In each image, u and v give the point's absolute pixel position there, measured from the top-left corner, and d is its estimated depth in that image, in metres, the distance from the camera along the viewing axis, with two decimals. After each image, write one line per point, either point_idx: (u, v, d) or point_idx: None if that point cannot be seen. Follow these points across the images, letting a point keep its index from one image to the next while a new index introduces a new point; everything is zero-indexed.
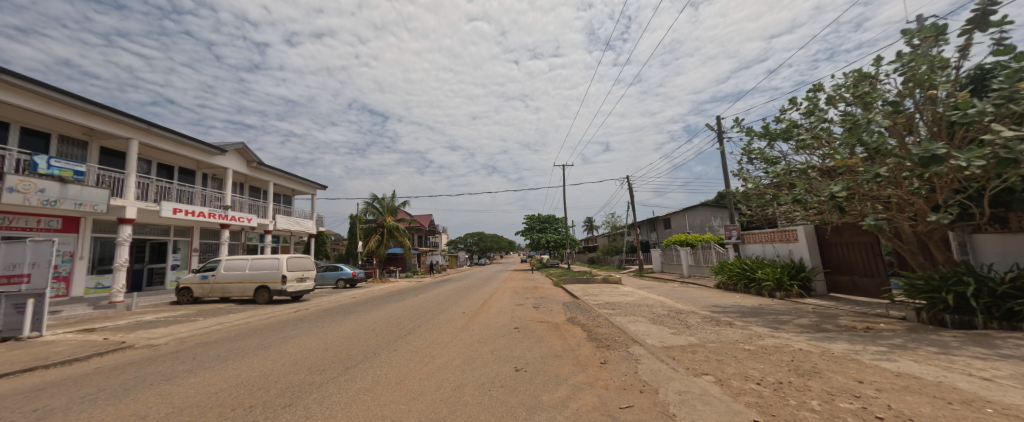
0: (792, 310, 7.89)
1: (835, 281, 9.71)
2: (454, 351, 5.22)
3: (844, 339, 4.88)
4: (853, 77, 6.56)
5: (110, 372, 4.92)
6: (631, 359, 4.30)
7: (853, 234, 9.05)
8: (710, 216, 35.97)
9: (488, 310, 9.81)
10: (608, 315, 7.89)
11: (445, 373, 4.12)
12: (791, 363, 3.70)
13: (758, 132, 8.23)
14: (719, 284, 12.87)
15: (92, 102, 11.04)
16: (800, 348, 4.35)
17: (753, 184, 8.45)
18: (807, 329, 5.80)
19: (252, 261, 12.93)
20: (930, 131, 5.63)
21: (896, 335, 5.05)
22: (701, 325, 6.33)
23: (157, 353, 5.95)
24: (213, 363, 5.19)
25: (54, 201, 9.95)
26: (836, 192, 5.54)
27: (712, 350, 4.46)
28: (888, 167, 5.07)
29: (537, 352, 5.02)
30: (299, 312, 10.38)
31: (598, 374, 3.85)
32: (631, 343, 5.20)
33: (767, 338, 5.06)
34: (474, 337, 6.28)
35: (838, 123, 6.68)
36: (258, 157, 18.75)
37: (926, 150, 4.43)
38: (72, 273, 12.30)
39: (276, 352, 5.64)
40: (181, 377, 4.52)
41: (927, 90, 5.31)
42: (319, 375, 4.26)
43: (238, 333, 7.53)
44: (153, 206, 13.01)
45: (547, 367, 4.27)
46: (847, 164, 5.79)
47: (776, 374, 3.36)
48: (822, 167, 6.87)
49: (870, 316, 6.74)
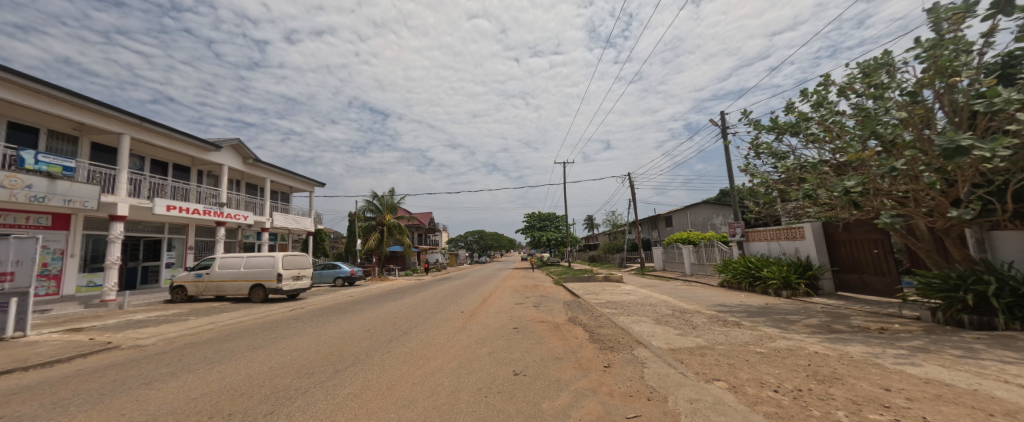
0: (801, 310, 7.64)
1: (843, 279, 9.48)
2: (451, 353, 5.00)
3: (859, 341, 4.62)
4: (867, 66, 6.27)
5: (91, 375, 4.71)
6: (637, 362, 4.06)
7: (862, 231, 8.79)
8: (712, 214, 35.63)
9: (486, 310, 9.56)
10: (610, 315, 7.67)
11: (440, 377, 3.90)
12: (808, 368, 3.46)
13: (766, 126, 7.94)
14: (723, 283, 12.63)
15: (83, 96, 10.75)
16: (815, 351, 4.09)
17: (760, 179, 8.18)
18: (818, 330, 5.54)
19: (247, 259, 12.71)
20: (952, 122, 5.34)
21: (914, 336, 4.79)
22: (707, 325, 6.09)
23: (143, 355, 5.73)
24: (197, 365, 4.97)
25: (42, 198, 9.69)
26: (850, 187, 5.27)
27: (721, 352, 4.22)
28: (906, 161, 4.79)
29: (536, 355, 4.79)
30: (295, 311, 10.19)
31: (601, 379, 3.62)
32: (635, 345, 4.96)
33: (778, 339, 4.80)
34: (472, 338, 6.04)
35: (850, 116, 6.42)
36: (254, 154, 18.50)
37: (949, 141, 4.03)
38: (63, 271, 12.12)
39: (265, 354, 5.44)
40: (162, 381, 4.29)
41: (947, 79, 5.04)
42: (307, 380, 4.04)
43: (229, 333, 7.30)
44: (146, 203, 12.75)
45: (547, 370, 4.04)
46: (862, 158, 5.50)
47: (793, 380, 3.13)
48: (835, 163, 6.58)
49: (883, 316, 6.51)
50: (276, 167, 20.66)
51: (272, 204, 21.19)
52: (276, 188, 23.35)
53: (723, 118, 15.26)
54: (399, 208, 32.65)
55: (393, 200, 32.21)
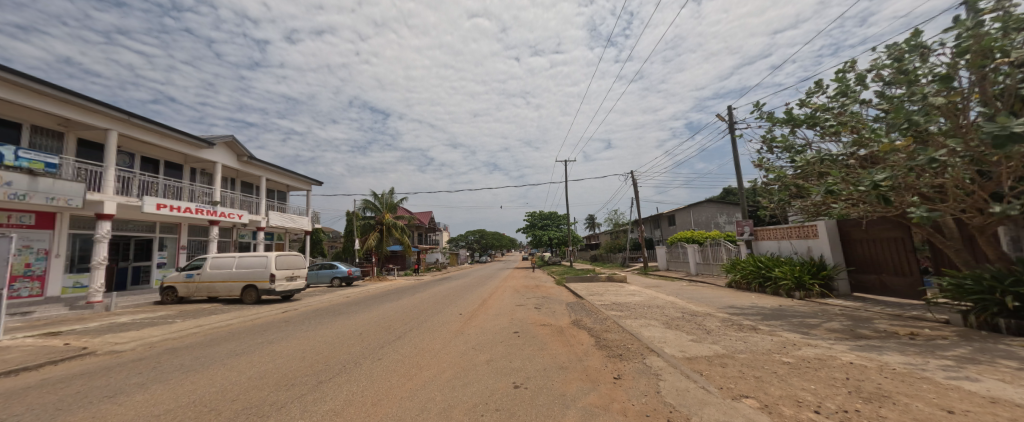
0: (817, 312, 7.21)
1: (859, 280, 9.06)
2: (445, 362, 4.63)
3: (894, 349, 4.14)
4: (893, 51, 5.82)
5: (53, 386, 4.32)
6: (649, 373, 3.67)
7: (880, 229, 8.38)
8: (716, 213, 35.16)
9: (485, 312, 9.16)
10: (617, 318, 7.25)
11: (431, 391, 3.52)
12: (847, 382, 3.05)
13: (781, 119, 7.51)
14: (731, 282, 12.24)
15: (66, 90, 10.31)
16: (850, 361, 3.65)
17: (775, 175, 7.74)
18: (843, 335, 5.10)
19: (240, 259, 12.35)
20: (1010, 107, 4.64)
21: (954, 343, 4.30)
22: (722, 330, 5.67)
23: (116, 362, 5.35)
24: (170, 374, 4.58)
25: (23, 195, 9.32)
26: (879, 180, 4.79)
27: (744, 362, 3.81)
28: (945, 151, 4.31)
29: (539, 364, 4.39)
30: (287, 313, 9.80)
31: (612, 394, 3.22)
32: (647, 352, 4.54)
33: (804, 347, 4.36)
34: (469, 344, 5.67)
35: (876, 105, 5.98)
36: (249, 151, 18.10)
37: (1001, 127, 3.57)
38: (47, 272, 11.79)
39: (247, 361, 5.05)
40: (127, 394, 3.91)
41: (996, 59, 4.50)
42: (285, 393, 3.66)
43: (214, 337, 6.92)
44: (134, 201, 12.34)
45: (550, 383, 3.64)
46: (893, 148, 5.01)
47: (833, 397, 2.76)
48: (859, 156, 6.12)
49: (908, 320, 6.10)
50: (272, 166, 20.28)
51: (268, 202, 20.79)
52: (273, 186, 22.97)
53: (732, 114, 14.76)
54: (398, 207, 32.35)
55: (393, 199, 31.88)
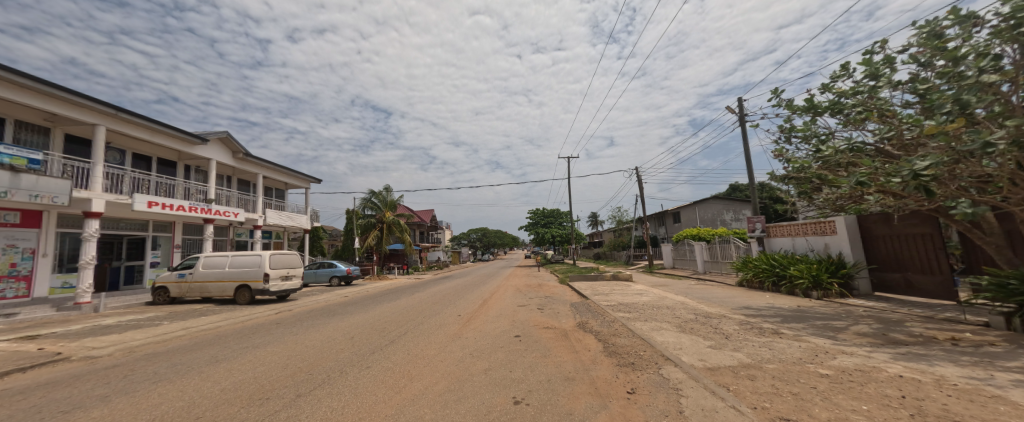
0: (840, 314, 6.73)
1: (881, 279, 8.57)
2: (439, 371, 4.25)
3: (944, 358, 3.66)
4: (933, 27, 5.34)
5: (10, 398, 3.93)
6: (668, 387, 3.23)
7: (905, 224, 7.88)
8: (722, 210, 34.61)
9: (485, 313, 8.72)
10: (625, 320, 6.81)
11: (420, 408, 3.09)
12: (903, 402, 2.59)
13: (800, 106, 7.04)
14: (743, 281, 11.75)
15: (50, 83, 9.93)
16: (898, 374, 3.19)
17: (795, 166, 7.24)
18: (876, 340, 4.63)
19: (232, 258, 12.01)
20: None
21: (1010, 351, 3.82)
22: (742, 334, 5.21)
23: (88, 370, 4.95)
24: (140, 385, 4.18)
25: (4, 192, 9.01)
26: (923, 167, 4.26)
27: (774, 375, 3.35)
28: (1002, 134, 3.84)
29: (541, 374, 3.98)
30: (280, 315, 9.39)
31: (626, 414, 2.78)
32: (662, 361, 4.08)
33: (839, 355, 3.90)
34: (467, 350, 5.27)
35: (910, 89, 5.58)
36: (245, 148, 17.73)
37: None
38: (34, 272, 11.54)
39: (226, 370, 4.66)
40: (87, 408, 3.51)
41: None
42: (257, 409, 3.26)
43: (198, 341, 6.53)
44: (124, 199, 11.99)
45: (555, 398, 3.22)
46: (938, 133, 4.51)
47: (894, 419, 2.30)
48: (891, 145, 5.65)
49: (944, 323, 5.62)
50: (269, 163, 19.91)
51: (265, 200, 20.41)
52: (270, 184, 22.64)
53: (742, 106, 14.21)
54: (399, 205, 32.00)
55: (393, 197, 31.44)
